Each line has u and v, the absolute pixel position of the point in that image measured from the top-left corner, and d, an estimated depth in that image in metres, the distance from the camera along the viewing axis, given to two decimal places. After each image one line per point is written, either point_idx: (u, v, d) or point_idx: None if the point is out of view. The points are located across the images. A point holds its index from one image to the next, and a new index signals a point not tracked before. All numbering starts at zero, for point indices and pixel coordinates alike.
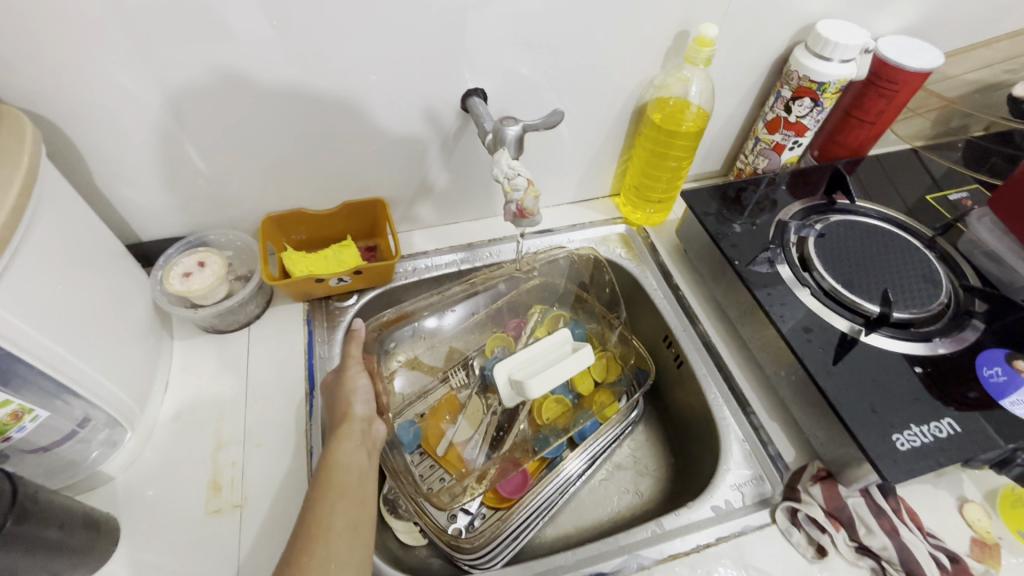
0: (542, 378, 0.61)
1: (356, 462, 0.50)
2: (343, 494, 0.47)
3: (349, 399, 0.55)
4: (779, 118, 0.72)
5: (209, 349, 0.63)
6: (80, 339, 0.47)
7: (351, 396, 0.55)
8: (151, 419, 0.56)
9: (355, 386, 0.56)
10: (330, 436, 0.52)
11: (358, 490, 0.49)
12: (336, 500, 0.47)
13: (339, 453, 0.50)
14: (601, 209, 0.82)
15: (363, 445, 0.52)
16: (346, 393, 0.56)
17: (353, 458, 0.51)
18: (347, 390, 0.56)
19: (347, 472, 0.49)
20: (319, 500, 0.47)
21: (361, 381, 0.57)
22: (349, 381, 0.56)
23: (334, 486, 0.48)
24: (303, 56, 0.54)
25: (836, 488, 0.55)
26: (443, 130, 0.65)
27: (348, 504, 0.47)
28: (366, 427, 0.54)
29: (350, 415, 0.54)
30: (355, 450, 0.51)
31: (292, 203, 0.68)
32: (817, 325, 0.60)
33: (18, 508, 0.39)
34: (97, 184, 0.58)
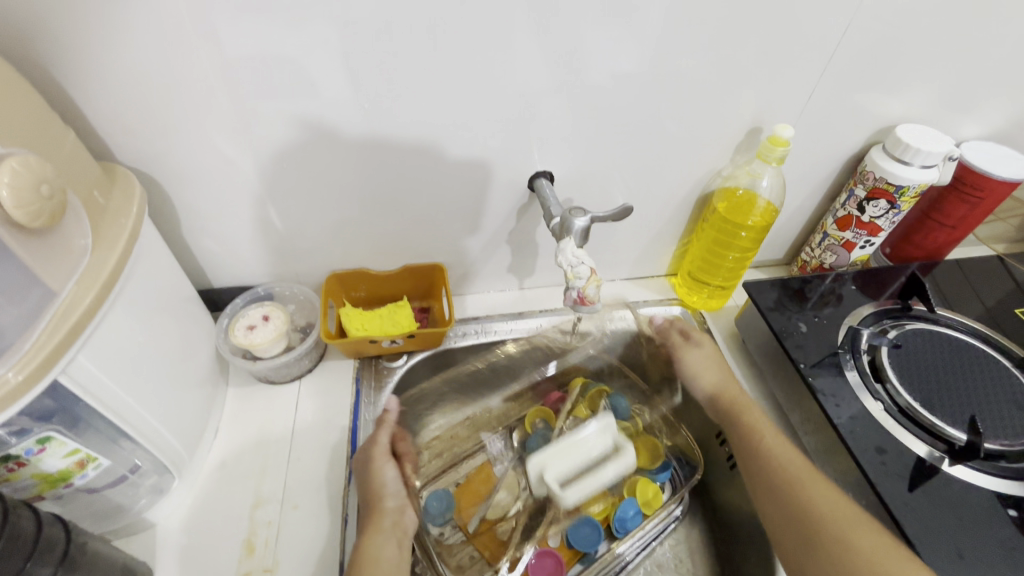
0: (577, 489, 0.60)
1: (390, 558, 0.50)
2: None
3: (380, 492, 0.54)
4: (850, 216, 0.70)
5: (261, 400, 0.65)
6: (150, 388, 0.49)
7: (381, 490, 0.54)
8: (198, 468, 0.57)
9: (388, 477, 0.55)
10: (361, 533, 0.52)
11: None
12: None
13: (372, 546, 0.50)
14: (657, 288, 0.81)
15: (394, 537, 0.52)
16: (376, 483, 0.55)
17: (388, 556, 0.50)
18: (377, 481, 0.55)
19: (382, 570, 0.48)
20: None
21: (390, 472, 0.55)
22: (378, 471, 0.55)
23: None
24: (386, 134, 0.57)
25: None
26: (508, 205, 0.67)
27: None
28: (398, 516, 0.54)
29: (380, 509, 0.53)
30: (389, 547, 0.51)
31: (357, 263, 0.70)
32: (891, 445, 0.55)
33: (68, 559, 0.40)
34: (184, 235, 0.62)
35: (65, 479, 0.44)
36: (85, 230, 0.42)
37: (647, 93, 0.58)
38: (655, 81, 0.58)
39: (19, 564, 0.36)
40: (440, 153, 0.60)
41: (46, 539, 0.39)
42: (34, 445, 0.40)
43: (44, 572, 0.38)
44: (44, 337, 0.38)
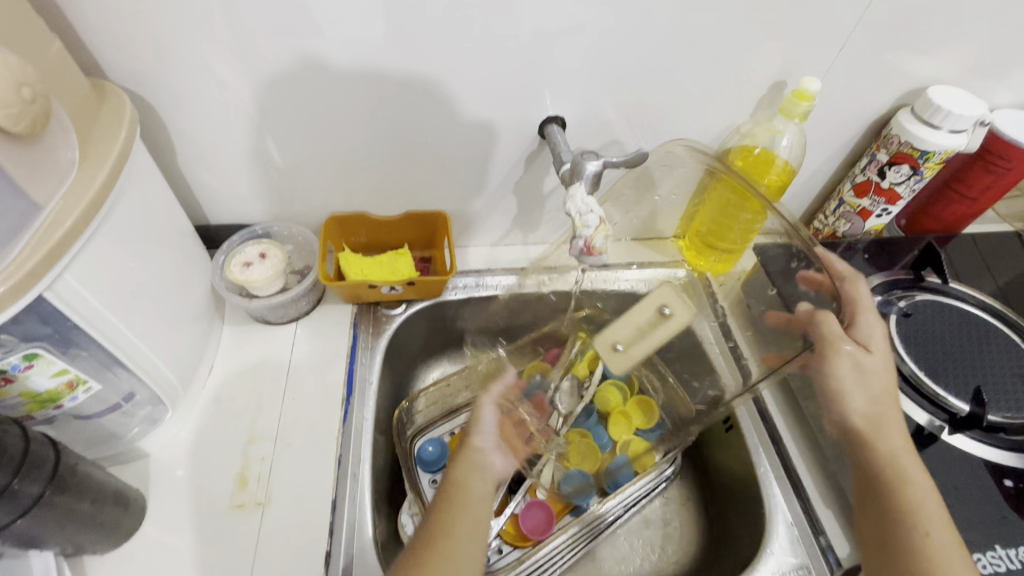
0: None
1: (478, 490, 0.50)
2: (463, 513, 0.48)
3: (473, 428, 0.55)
4: (869, 181, 0.67)
5: (258, 339, 0.64)
6: (144, 316, 0.48)
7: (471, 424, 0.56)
8: (191, 401, 0.57)
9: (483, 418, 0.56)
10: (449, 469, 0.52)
11: (480, 512, 0.49)
12: (458, 516, 0.47)
13: (458, 475, 0.51)
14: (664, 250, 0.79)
15: (490, 475, 0.52)
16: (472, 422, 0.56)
17: (479, 489, 0.50)
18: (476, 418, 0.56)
19: (477, 504, 0.49)
20: (439, 537, 0.46)
21: (489, 413, 0.56)
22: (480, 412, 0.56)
23: (455, 501, 0.49)
24: (391, 70, 0.54)
25: None
26: (517, 152, 0.64)
27: (468, 520, 0.47)
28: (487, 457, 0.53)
29: (468, 445, 0.53)
30: (483, 481, 0.51)
31: (357, 206, 0.68)
32: (891, 413, 0.55)
33: (58, 478, 0.40)
34: (181, 166, 0.60)
35: (55, 400, 0.43)
36: (72, 143, 0.41)
37: (672, 38, 0.55)
38: (681, 24, 0.54)
39: (5, 480, 0.36)
40: (448, 93, 0.57)
41: (34, 457, 0.38)
42: (22, 361, 0.39)
43: (32, 490, 0.38)
44: (25, 253, 0.36)
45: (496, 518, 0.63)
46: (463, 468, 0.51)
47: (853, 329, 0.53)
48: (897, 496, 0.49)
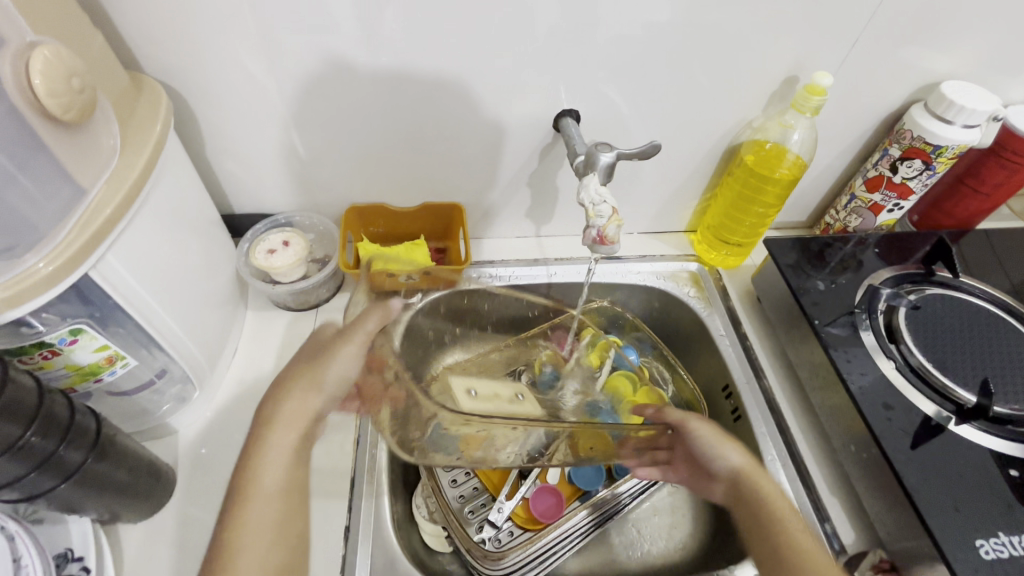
0: None
1: (269, 472, 0.46)
2: (258, 511, 0.44)
3: (318, 380, 0.50)
4: (881, 176, 0.68)
5: (279, 324, 0.66)
6: (175, 298, 0.50)
7: (313, 373, 0.50)
8: (217, 382, 0.60)
9: (337, 366, 0.50)
10: (254, 436, 0.47)
11: (266, 515, 0.44)
12: (253, 509, 0.44)
13: (262, 456, 0.46)
14: (675, 243, 0.80)
15: (296, 453, 0.47)
16: (316, 371, 0.50)
17: (270, 469, 0.46)
18: (326, 366, 0.50)
19: (263, 495, 0.45)
20: (239, 524, 0.43)
21: (346, 359, 0.50)
22: (336, 357, 0.50)
23: (250, 494, 0.44)
24: (411, 66, 0.56)
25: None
26: (531, 145, 0.65)
27: (266, 512, 0.44)
28: (313, 427, 0.49)
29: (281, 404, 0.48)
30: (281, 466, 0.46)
31: (376, 197, 0.70)
32: (899, 403, 0.56)
33: (99, 447, 0.43)
34: (208, 157, 0.62)
35: (95, 374, 0.46)
36: (114, 131, 0.43)
37: (686, 34, 0.56)
38: (693, 21, 0.55)
39: (52, 446, 0.38)
40: (465, 87, 0.58)
41: (78, 426, 0.41)
42: (67, 336, 0.41)
43: (75, 456, 0.40)
44: (73, 234, 0.39)
45: (507, 501, 0.64)
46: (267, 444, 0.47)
47: (697, 437, 0.56)
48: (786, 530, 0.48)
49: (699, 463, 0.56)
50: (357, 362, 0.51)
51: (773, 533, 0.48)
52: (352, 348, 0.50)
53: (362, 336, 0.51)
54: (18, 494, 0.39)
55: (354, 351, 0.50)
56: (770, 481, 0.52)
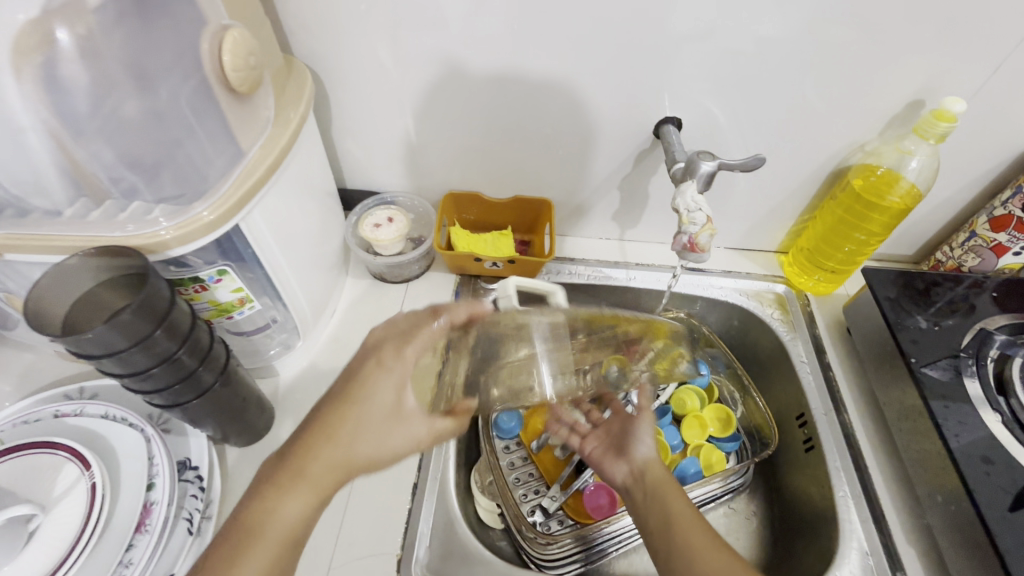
0: None
1: (288, 518, 0.39)
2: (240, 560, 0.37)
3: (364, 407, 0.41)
4: (1010, 216, 0.62)
5: (373, 293, 0.72)
6: (294, 255, 0.57)
7: (382, 349, 0.44)
8: (316, 336, 0.66)
9: (387, 434, 0.42)
10: (280, 472, 0.40)
11: None
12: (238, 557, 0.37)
13: (274, 507, 0.39)
14: (762, 263, 0.78)
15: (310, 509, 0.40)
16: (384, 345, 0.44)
17: (288, 516, 0.39)
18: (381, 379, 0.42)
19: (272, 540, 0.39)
20: None
21: (407, 432, 0.42)
22: (386, 372, 0.42)
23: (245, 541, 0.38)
24: (520, 69, 0.59)
25: None
26: (626, 150, 0.66)
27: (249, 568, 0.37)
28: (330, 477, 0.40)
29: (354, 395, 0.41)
30: (296, 516, 0.39)
31: (472, 186, 0.74)
32: (1000, 458, 0.52)
33: (227, 373, 0.49)
34: (332, 135, 0.69)
35: (228, 312, 0.52)
36: (269, 104, 0.50)
37: (806, 48, 0.55)
38: (815, 36, 0.54)
39: (193, 366, 0.45)
40: (570, 89, 0.61)
41: (214, 352, 0.47)
42: (214, 275, 0.47)
43: (209, 377, 0.47)
44: (230, 187, 0.45)
45: (561, 491, 0.67)
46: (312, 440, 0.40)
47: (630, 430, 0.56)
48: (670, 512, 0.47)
49: (622, 444, 0.56)
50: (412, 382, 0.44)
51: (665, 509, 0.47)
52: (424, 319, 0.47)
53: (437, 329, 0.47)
54: (164, 401, 0.46)
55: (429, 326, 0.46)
56: (662, 470, 0.51)
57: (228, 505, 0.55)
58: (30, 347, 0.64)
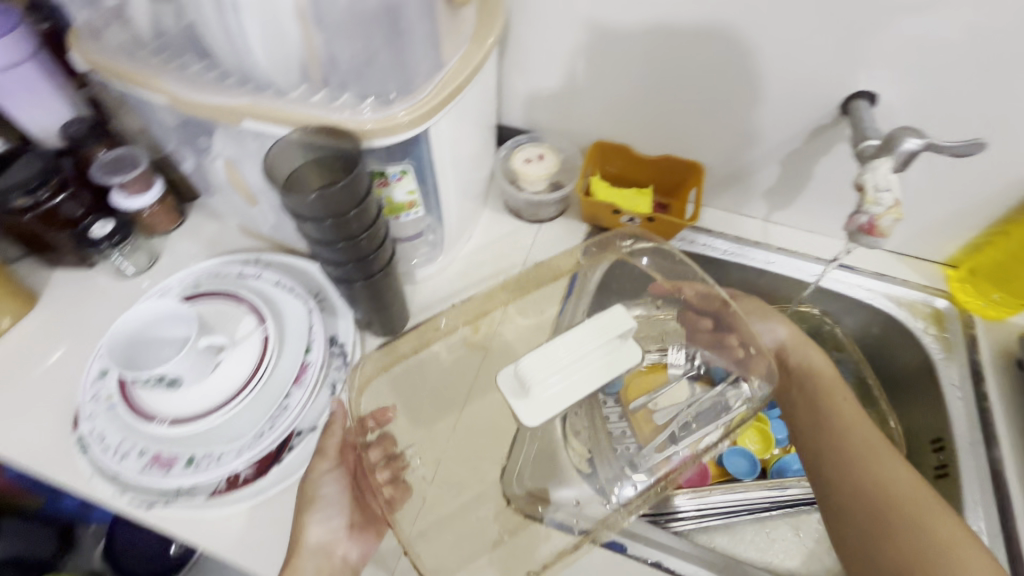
0: None
1: None
2: None
3: (309, 505, 0.52)
4: None
5: (507, 228, 0.75)
6: (456, 175, 0.60)
7: (312, 507, 0.52)
8: (452, 257, 0.71)
9: (323, 495, 0.53)
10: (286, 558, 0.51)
11: None
12: None
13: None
14: (925, 273, 0.69)
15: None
16: (311, 500, 0.53)
17: None
18: (311, 486, 0.53)
19: None
20: None
21: (330, 485, 0.53)
22: (314, 478, 0.53)
23: None
24: (667, 15, 0.58)
25: None
26: (804, 123, 0.62)
27: None
28: (326, 551, 0.51)
29: (300, 542, 0.51)
30: None
31: (623, 139, 0.73)
32: None
33: (389, 266, 0.55)
34: (500, 68, 0.71)
35: (397, 212, 0.58)
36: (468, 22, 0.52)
37: None
38: None
39: (369, 251, 0.50)
40: (737, 46, 0.58)
41: (386, 243, 0.52)
42: (398, 173, 0.53)
43: (378, 264, 0.53)
44: (429, 89, 0.48)
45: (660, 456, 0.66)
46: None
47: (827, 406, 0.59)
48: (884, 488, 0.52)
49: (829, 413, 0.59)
50: (342, 513, 0.53)
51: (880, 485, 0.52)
52: (327, 468, 0.53)
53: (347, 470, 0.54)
54: (339, 275, 0.52)
55: (341, 479, 0.54)
56: (861, 429, 0.56)
57: None
58: (216, 219, 0.74)
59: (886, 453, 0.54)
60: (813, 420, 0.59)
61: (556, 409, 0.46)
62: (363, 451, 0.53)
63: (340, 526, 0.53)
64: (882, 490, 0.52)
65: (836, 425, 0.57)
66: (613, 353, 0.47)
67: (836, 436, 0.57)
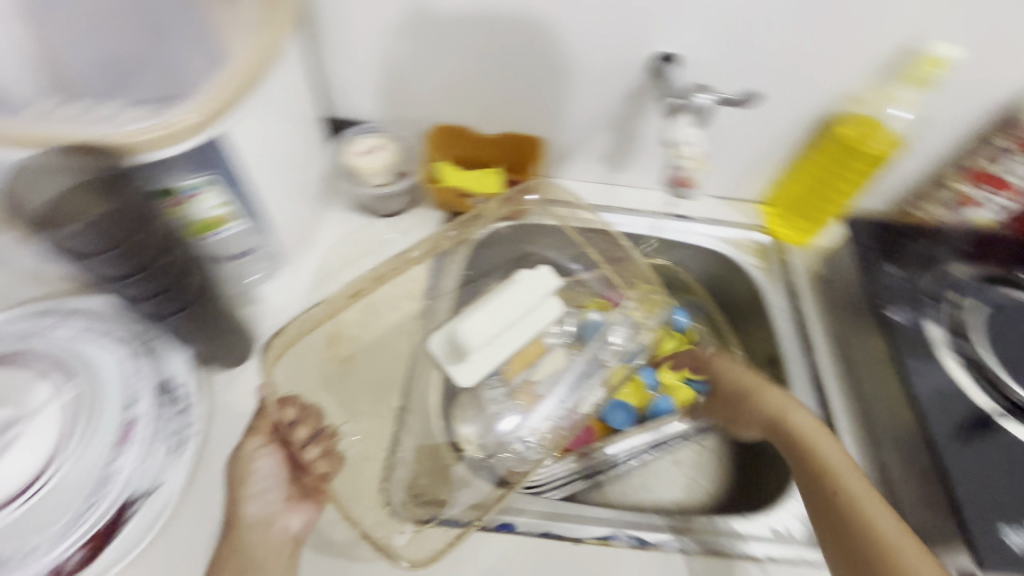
0: None
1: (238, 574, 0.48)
2: None
3: (244, 484, 0.51)
4: (984, 170, 0.64)
5: (356, 226, 0.71)
6: (278, 179, 0.55)
7: (246, 484, 0.51)
8: (297, 266, 0.65)
9: (258, 476, 0.52)
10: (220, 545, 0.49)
11: None
12: None
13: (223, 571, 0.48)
14: (745, 211, 0.78)
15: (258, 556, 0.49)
16: (244, 476, 0.52)
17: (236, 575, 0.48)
18: (244, 468, 0.52)
19: None
20: None
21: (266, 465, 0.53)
22: (248, 459, 0.52)
23: None
24: (488, 8, 0.58)
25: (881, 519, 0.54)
26: (621, 87, 0.65)
27: None
28: (267, 526, 0.51)
29: (238, 521, 0.50)
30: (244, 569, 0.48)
31: (461, 120, 0.72)
32: (954, 394, 0.56)
33: (208, 290, 0.49)
34: (315, 56, 0.65)
35: (213, 228, 0.52)
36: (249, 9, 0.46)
37: None
38: None
39: (172, 278, 0.44)
40: (546, 18, 0.59)
41: (196, 265, 0.47)
42: (200, 185, 0.47)
43: (189, 292, 0.47)
44: (209, 89, 0.43)
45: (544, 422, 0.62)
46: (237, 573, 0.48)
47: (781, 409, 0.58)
48: (851, 508, 0.50)
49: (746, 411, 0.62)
50: (280, 484, 0.53)
51: (839, 498, 0.51)
52: (260, 444, 0.53)
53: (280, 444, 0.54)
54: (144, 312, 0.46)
55: (275, 455, 0.53)
56: (827, 446, 0.54)
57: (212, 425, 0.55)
58: None
59: (851, 468, 0.53)
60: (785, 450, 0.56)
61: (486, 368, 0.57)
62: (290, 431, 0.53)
63: (277, 500, 0.53)
64: (843, 509, 0.51)
65: (798, 450, 0.55)
66: (536, 310, 0.58)
67: (818, 477, 0.53)
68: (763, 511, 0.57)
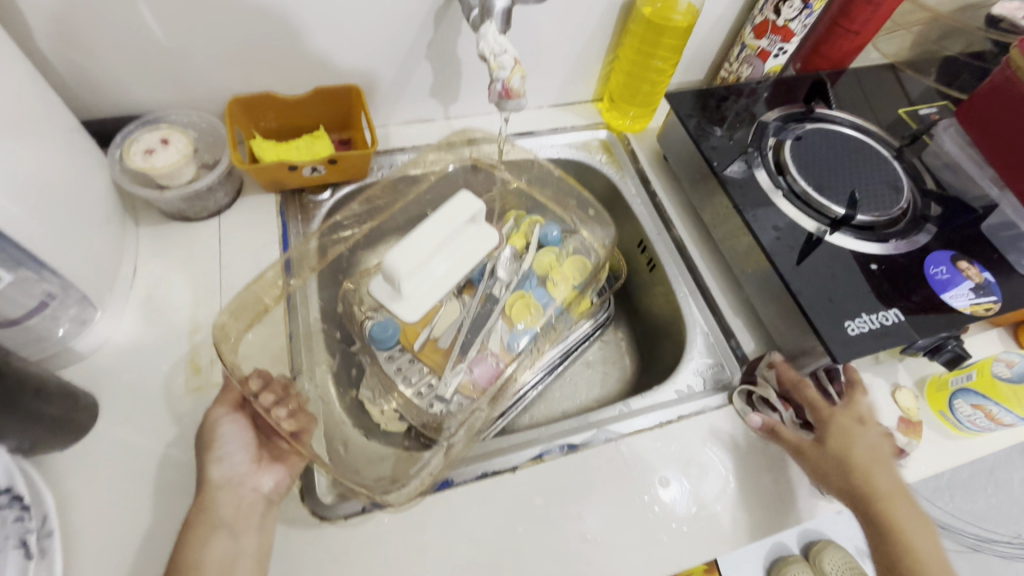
0: None
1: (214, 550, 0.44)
2: None
3: (212, 450, 0.48)
4: (767, 21, 0.70)
5: (179, 238, 0.61)
6: (45, 207, 0.45)
7: (212, 449, 0.48)
8: (120, 302, 0.56)
9: (228, 444, 0.49)
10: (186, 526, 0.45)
11: None
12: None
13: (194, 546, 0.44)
14: (583, 113, 0.80)
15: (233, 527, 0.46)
16: (211, 442, 0.49)
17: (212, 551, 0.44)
18: (215, 435, 0.49)
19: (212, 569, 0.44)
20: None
21: (234, 432, 0.49)
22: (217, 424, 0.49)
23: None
24: None
25: (792, 369, 0.59)
26: (423, 10, 0.60)
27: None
28: (238, 488, 0.47)
29: (205, 487, 0.47)
30: (229, 540, 0.45)
31: (261, 87, 0.63)
32: (785, 224, 0.63)
33: None
34: (41, 48, 0.52)
35: None
36: None
37: None
38: None
39: None
40: None
41: None
42: None
43: None
44: None
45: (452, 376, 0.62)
46: (205, 542, 0.44)
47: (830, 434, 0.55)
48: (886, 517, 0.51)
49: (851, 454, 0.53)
50: (248, 447, 0.50)
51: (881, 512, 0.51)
52: (226, 412, 0.50)
53: (247, 412, 0.51)
54: None
55: (243, 419, 0.50)
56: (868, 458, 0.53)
57: (76, 511, 0.47)
58: None
59: (886, 469, 0.53)
60: (835, 469, 0.53)
61: (426, 304, 0.48)
62: (256, 398, 0.50)
63: (245, 461, 0.49)
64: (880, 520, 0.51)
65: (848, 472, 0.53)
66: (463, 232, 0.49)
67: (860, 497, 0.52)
68: (666, 380, 0.62)
